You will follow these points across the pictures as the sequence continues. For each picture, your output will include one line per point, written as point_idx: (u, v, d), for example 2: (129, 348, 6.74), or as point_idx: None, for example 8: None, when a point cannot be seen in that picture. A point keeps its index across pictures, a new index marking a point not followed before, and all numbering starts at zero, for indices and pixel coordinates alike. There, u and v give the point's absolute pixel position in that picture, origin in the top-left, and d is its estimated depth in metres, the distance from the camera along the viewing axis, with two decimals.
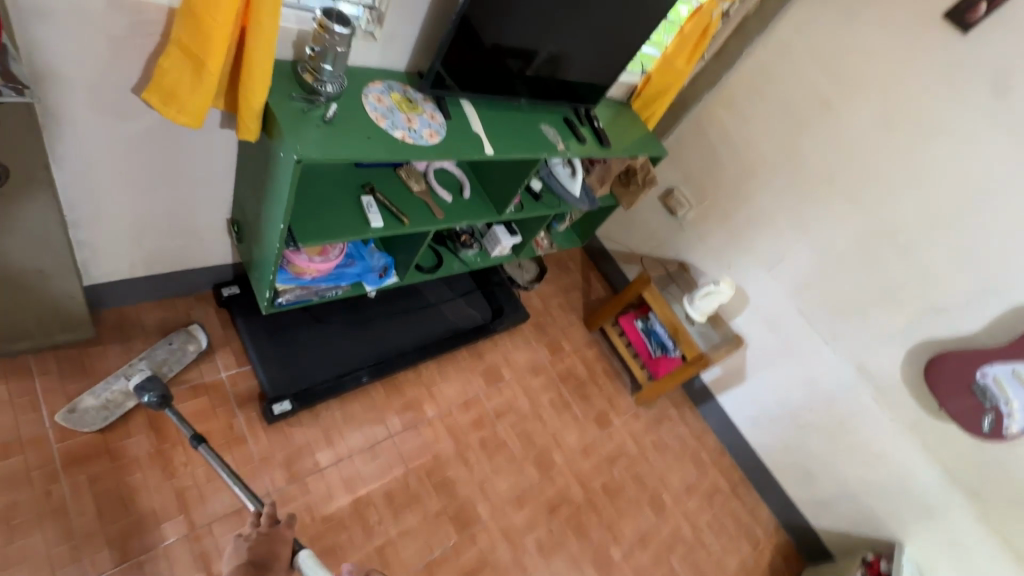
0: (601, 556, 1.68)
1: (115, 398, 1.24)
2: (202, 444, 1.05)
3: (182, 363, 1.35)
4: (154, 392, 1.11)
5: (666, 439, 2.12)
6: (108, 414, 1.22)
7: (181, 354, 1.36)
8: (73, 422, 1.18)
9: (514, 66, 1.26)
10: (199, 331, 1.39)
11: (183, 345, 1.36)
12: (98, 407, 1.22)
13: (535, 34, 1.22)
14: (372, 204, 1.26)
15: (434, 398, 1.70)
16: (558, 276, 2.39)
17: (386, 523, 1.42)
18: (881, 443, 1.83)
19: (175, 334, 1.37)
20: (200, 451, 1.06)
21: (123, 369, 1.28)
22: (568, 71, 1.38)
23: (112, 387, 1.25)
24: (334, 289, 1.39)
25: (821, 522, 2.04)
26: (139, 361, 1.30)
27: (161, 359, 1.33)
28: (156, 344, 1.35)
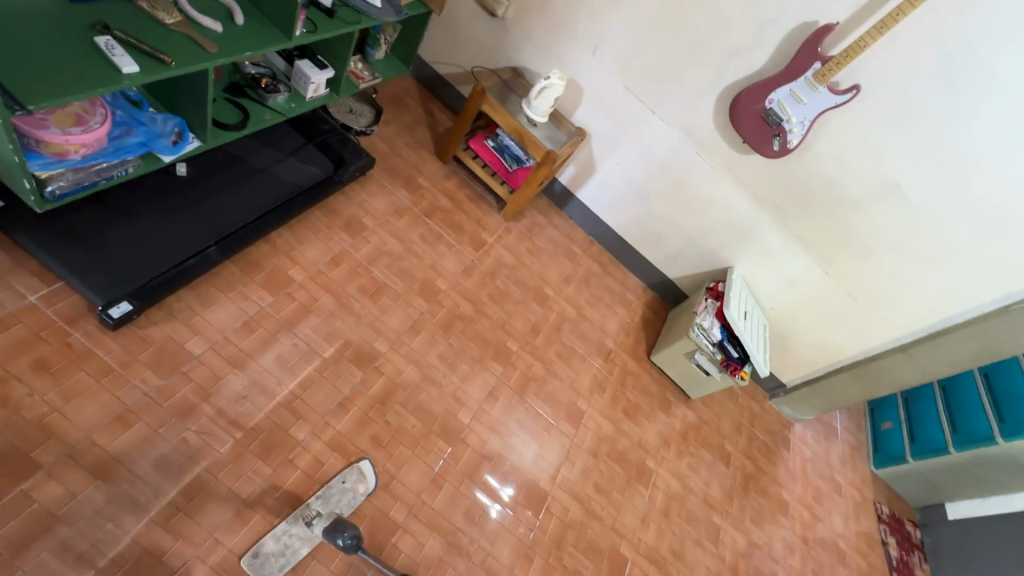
0: (502, 351, 1.89)
1: (292, 543, 1.26)
2: None
3: (350, 505, 1.37)
4: (349, 535, 1.22)
5: (539, 243, 2.29)
6: (284, 563, 1.23)
7: (351, 496, 1.39)
8: (254, 568, 1.20)
9: None
10: (368, 471, 1.43)
11: (354, 485, 1.40)
12: (277, 553, 1.23)
13: None
14: (113, 44, 1.04)
15: (298, 262, 1.64)
16: (397, 114, 2.25)
17: (286, 382, 1.44)
18: (707, 190, 2.11)
19: (348, 471, 1.40)
20: None
21: (300, 512, 1.30)
22: None
23: (292, 533, 1.27)
24: (121, 167, 1.19)
25: (675, 272, 2.41)
26: (316, 501, 1.32)
27: (334, 500, 1.35)
28: (331, 479, 1.38)
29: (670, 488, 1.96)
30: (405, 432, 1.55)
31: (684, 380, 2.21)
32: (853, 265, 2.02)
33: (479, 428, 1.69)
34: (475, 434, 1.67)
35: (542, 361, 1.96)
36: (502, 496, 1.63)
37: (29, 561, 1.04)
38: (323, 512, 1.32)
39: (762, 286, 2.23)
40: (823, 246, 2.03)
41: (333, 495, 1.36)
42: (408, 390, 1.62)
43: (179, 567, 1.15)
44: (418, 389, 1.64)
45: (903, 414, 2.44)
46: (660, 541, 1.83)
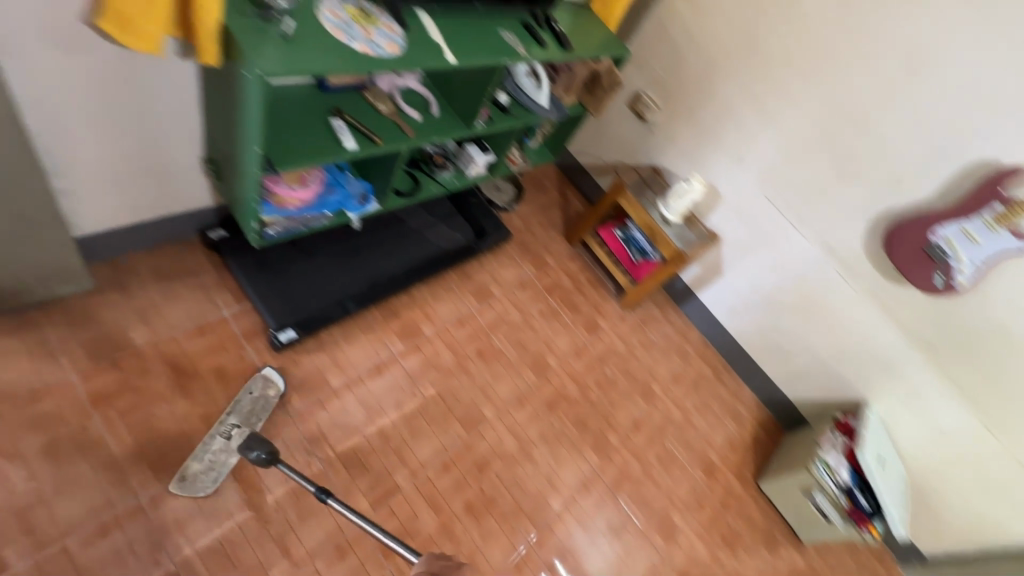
0: (600, 441, 1.85)
1: (218, 458, 1.25)
2: (330, 497, 1.10)
3: (268, 410, 1.37)
4: (262, 449, 1.14)
5: (651, 337, 2.26)
6: (217, 475, 1.23)
7: (263, 402, 1.38)
8: (188, 489, 1.20)
9: None
10: (274, 376, 1.41)
11: (265, 391, 1.39)
12: (204, 471, 1.23)
13: None
14: (343, 126, 1.28)
15: (429, 317, 1.79)
16: (535, 195, 2.43)
17: (399, 428, 1.54)
18: (848, 314, 1.97)
19: (253, 380, 1.39)
20: (331, 504, 1.10)
21: (216, 429, 1.29)
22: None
23: (211, 449, 1.26)
24: (319, 218, 1.42)
25: (797, 394, 2.23)
26: (228, 416, 1.32)
27: (247, 410, 1.35)
28: (238, 394, 1.37)
29: None
30: (495, 504, 1.56)
31: (798, 520, 1.96)
32: None
33: (568, 519, 1.64)
34: (562, 523, 1.62)
35: (639, 460, 1.89)
36: None
37: (172, 543, 1.15)
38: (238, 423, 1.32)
39: (903, 431, 1.98)
40: (987, 401, 1.78)
41: (243, 406, 1.35)
42: (506, 461, 1.64)
43: None
44: (515, 462, 1.65)
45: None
46: None
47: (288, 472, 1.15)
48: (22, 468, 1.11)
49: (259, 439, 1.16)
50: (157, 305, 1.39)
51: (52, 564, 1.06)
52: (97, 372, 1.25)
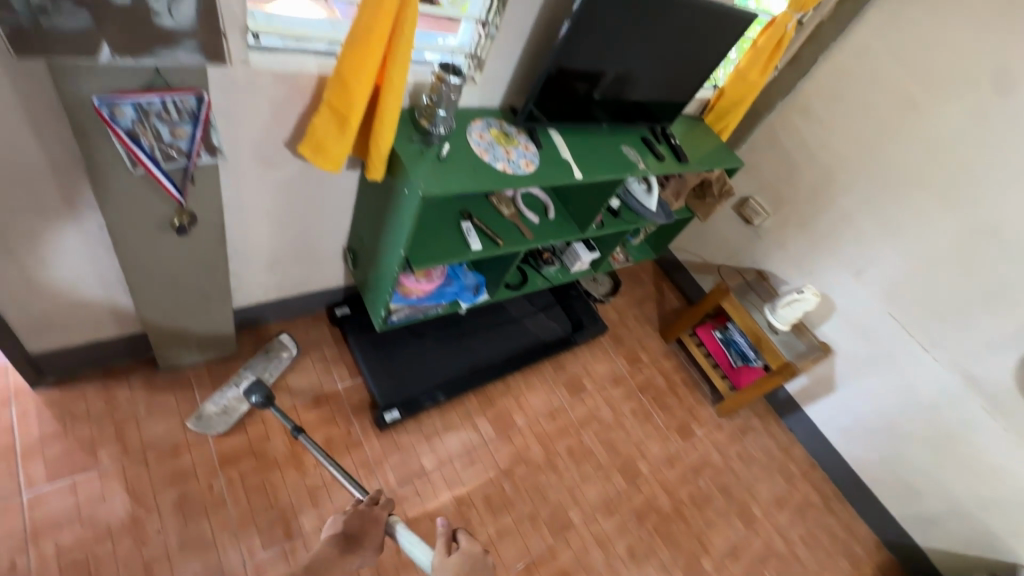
0: (693, 566, 1.69)
1: (231, 403, 1.37)
2: (307, 436, 1.22)
3: (280, 369, 1.49)
4: (258, 392, 1.25)
5: (751, 450, 2.09)
6: (229, 418, 1.36)
7: (278, 361, 1.49)
8: (203, 427, 1.33)
9: (582, 89, 1.30)
10: (289, 340, 1.52)
11: (279, 352, 1.51)
12: (219, 413, 1.36)
13: (600, 57, 1.24)
14: (471, 229, 1.39)
15: (522, 407, 1.79)
16: (631, 288, 2.44)
17: (486, 523, 1.51)
18: (996, 457, 1.72)
19: (270, 343, 1.50)
20: (308, 442, 1.20)
21: (233, 379, 1.42)
22: (632, 91, 1.41)
23: (227, 395, 1.38)
24: (435, 307, 1.51)
25: (928, 541, 1.93)
26: (246, 370, 1.44)
27: (262, 366, 1.47)
28: (256, 353, 1.50)
29: None
30: None
31: None
32: None
33: None
34: None
35: None
36: None
37: None
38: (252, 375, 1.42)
39: None
40: None
41: (259, 362, 1.48)
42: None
43: None
44: None
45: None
46: None
47: (279, 415, 1.25)
48: (156, 519, 1.20)
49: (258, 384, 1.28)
50: (284, 374, 1.52)
51: None
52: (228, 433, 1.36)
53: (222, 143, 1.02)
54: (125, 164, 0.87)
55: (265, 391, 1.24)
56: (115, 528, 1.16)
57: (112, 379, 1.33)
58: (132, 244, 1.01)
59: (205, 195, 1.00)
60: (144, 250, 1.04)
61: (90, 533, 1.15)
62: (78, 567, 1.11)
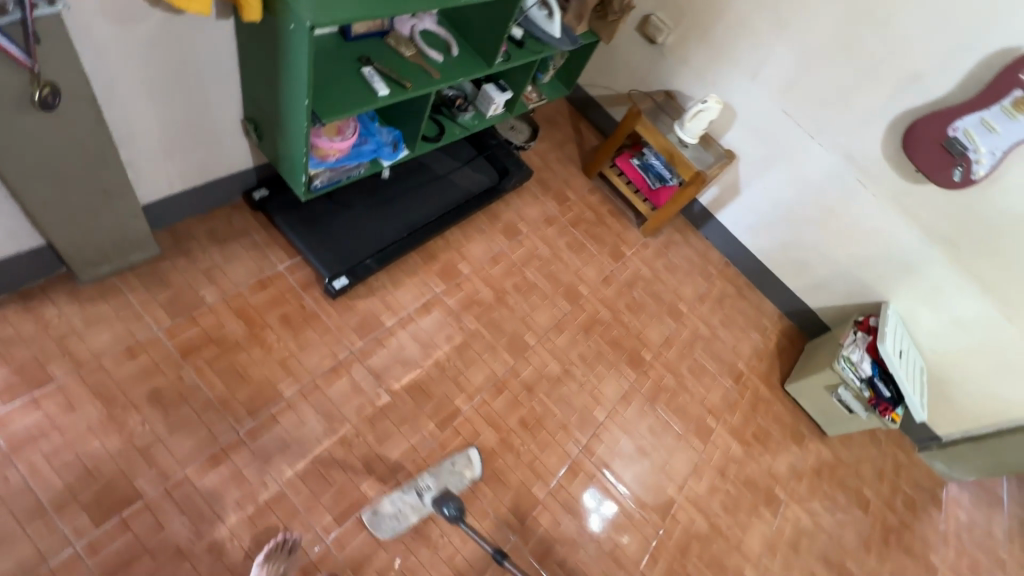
0: (636, 358, 1.97)
1: (405, 509, 1.36)
2: (506, 559, 1.24)
3: (457, 487, 1.45)
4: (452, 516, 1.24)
5: (675, 260, 2.35)
6: (397, 525, 1.33)
7: (458, 479, 1.46)
8: (373, 524, 1.32)
9: None
10: (476, 460, 1.48)
11: (462, 469, 1.47)
12: (391, 515, 1.34)
13: None
14: (373, 73, 1.32)
15: (465, 258, 1.88)
16: (550, 132, 2.46)
17: (454, 359, 1.66)
18: (866, 220, 2.03)
19: (458, 455, 1.49)
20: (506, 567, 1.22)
21: (414, 483, 1.40)
22: None
23: (405, 500, 1.37)
24: (357, 168, 1.48)
25: (817, 302, 2.33)
26: (428, 476, 1.42)
27: (444, 479, 1.44)
28: (442, 460, 1.47)
29: (801, 522, 1.90)
30: (549, 419, 1.70)
31: (821, 414, 2.12)
32: None
33: (613, 428, 1.79)
34: (608, 432, 1.77)
35: (673, 373, 2.02)
36: (618, 491, 1.69)
37: (273, 468, 1.30)
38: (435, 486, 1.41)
39: (922, 327, 2.10)
40: (1003, 290, 1.88)
41: (442, 473, 1.45)
42: (552, 381, 1.77)
43: (372, 498, 1.36)
44: (561, 382, 1.78)
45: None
46: (787, 572, 1.78)
47: (469, 535, 1.25)
48: (136, 414, 1.24)
49: (453, 500, 1.31)
50: (219, 265, 1.49)
51: (178, 490, 1.20)
52: (181, 328, 1.37)
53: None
54: None
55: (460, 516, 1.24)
56: (95, 428, 1.19)
57: (32, 299, 1.26)
58: None
59: (57, 59, 0.89)
60: (11, 138, 0.93)
61: (71, 437, 1.17)
62: (72, 467, 1.14)
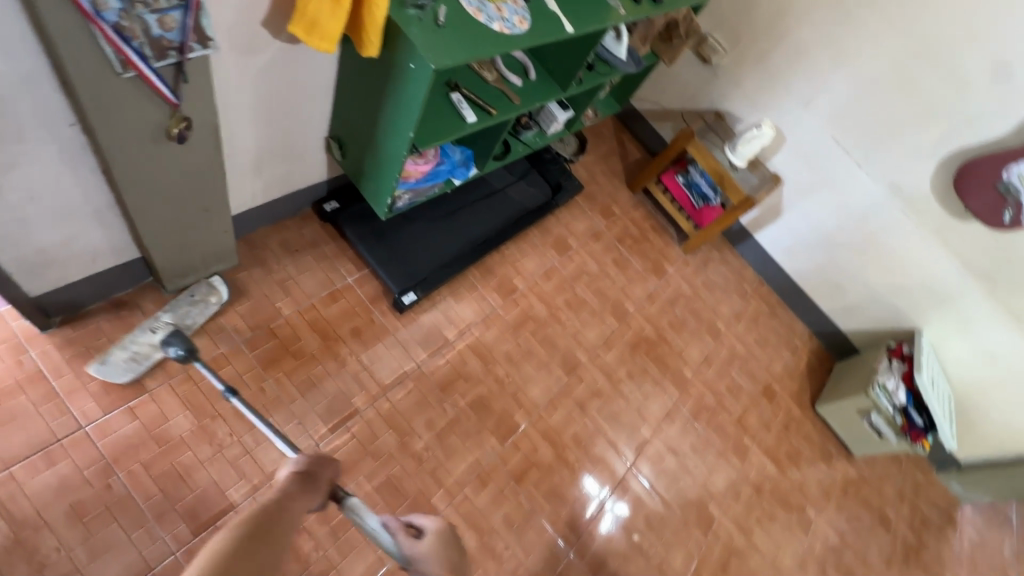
0: (678, 377, 2.02)
1: (142, 351, 1.24)
2: (235, 396, 1.13)
3: (206, 314, 1.34)
4: (181, 345, 1.15)
5: (713, 278, 2.40)
6: (135, 367, 1.22)
7: (201, 307, 1.35)
8: (106, 374, 1.20)
9: None
10: (219, 284, 1.38)
11: (205, 297, 1.35)
12: (126, 360, 1.22)
13: None
14: (462, 100, 1.35)
15: (520, 272, 1.92)
16: (595, 145, 2.49)
17: (511, 374, 1.71)
18: (907, 251, 2.08)
19: (196, 285, 1.36)
20: (235, 403, 1.13)
21: (147, 322, 1.27)
22: None
23: (139, 341, 1.24)
24: (432, 188, 1.51)
25: (850, 326, 2.38)
26: (163, 314, 1.29)
27: (184, 311, 1.32)
28: (178, 295, 1.34)
29: (829, 541, 1.97)
30: (599, 433, 1.75)
31: (850, 436, 2.18)
32: None
33: (658, 444, 1.84)
34: (654, 448, 1.82)
35: (712, 391, 2.07)
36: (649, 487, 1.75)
37: (352, 479, 1.37)
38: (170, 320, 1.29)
39: (952, 356, 2.17)
40: None
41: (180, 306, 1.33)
42: (603, 398, 1.82)
43: (441, 511, 1.42)
44: (610, 399, 1.83)
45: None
46: None
47: (203, 369, 1.16)
48: (224, 424, 1.28)
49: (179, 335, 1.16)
50: (293, 277, 1.53)
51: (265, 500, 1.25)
52: (259, 339, 1.42)
53: (213, 29, 0.93)
54: (114, 69, 0.79)
55: (189, 344, 1.14)
56: (188, 439, 1.23)
57: (122, 309, 1.29)
58: (126, 160, 0.93)
59: (195, 96, 0.91)
60: (141, 166, 0.96)
61: (166, 447, 1.21)
62: (168, 476, 1.19)
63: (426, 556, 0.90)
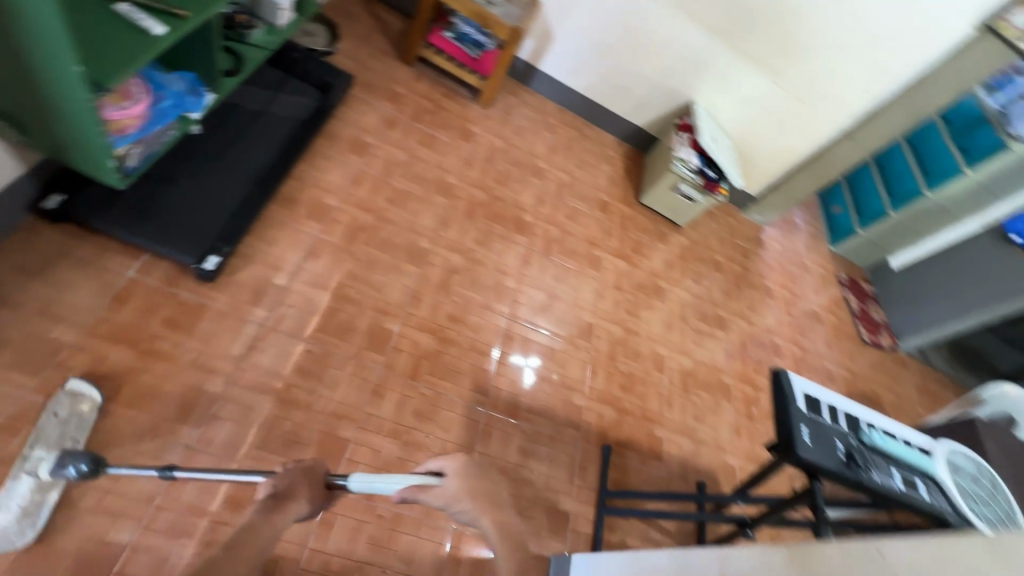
0: (520, 224, 2.12)
1: (31, 501, 1.05)
2: (175, 470, 1.03)
3: (86, 428, 1.16)
4: (83, 461, 1.04)
5: (519, 123, 2.44)
6: (31, 521, 1.04)
7: (76, 421, 1.15)
8: None
9: None
10: (84, 387, 1.18)
11: (76, 408, 1.16)
12: (17, 520, 1.02)
13: None
14: (134, 10, 1.09)
15: (326, 189, 1.78)
16: (349, 27, 2.24)
17: (363, 289, 1.66)
18: (661, 32, 2.26)
19: (56, 401, 1.14)
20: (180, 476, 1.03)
21: (17, 468, 1.05)
22: None
23: (18, 493, 1.04)
24: (166, 132, 1.28)
25: (644, 120, 2.62)
26: (33, 449, 1.07)
27: (59, 436, 1.11)
28: (37, 421, 1.11)
29: (683, 299, 2.36)
30: (470, 304, 1.82)
31: (672, 211, 2.52)
32: (798, 70, 2.27)
33: (525, 288, 1.97)
34: (523, 293, 1.95)
35: (554, 224, 2.22)
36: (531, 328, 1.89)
37: (245, 458, 1.29)
38: (48, 451, 1.08)
39: (722, 111, 2.49)
40: (770, 60, 2.26)
41: (48, 431, 1.11)
42: (461, 272, 1.86)
43: (352, 439, 1.43)
44: (468, 270, 1.88)
45: (878, 175, 3.07)
46: (685, 337, 2.22)
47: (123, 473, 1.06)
48: (63, 481, 1.11)
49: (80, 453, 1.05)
50: (54, 299, 1.27)
51: (159, 521, 1.16)
52: (52, 381, 1.19)
53: None
54: None
55: (92, 456, 1.04)
56: None
57: None
58: None
59: None
60: None
61: None
62: (23, 559, 1.04)
63: (456, 496, 0.91)
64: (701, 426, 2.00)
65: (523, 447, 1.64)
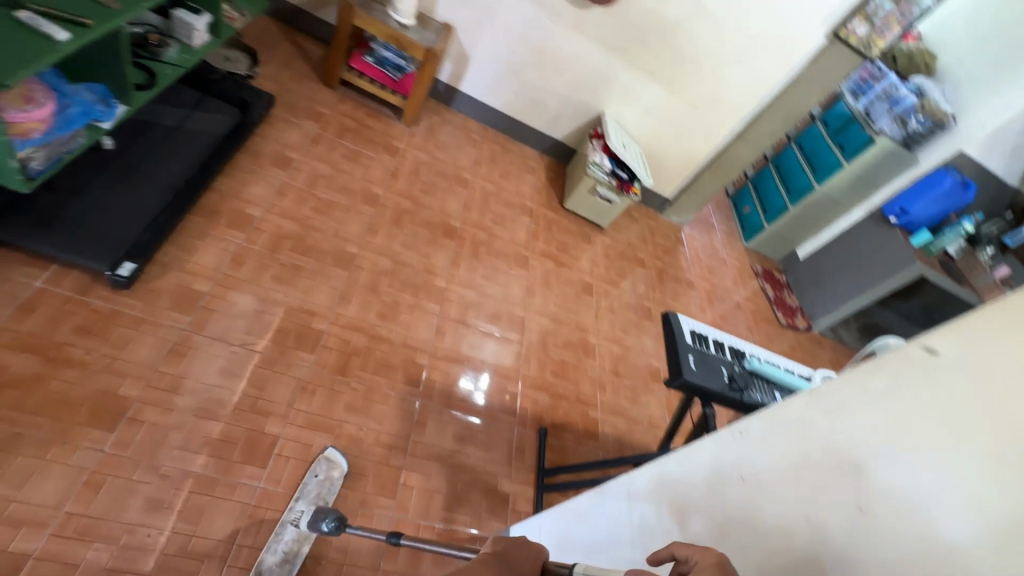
0: (448, 229, 2.21)
1: (291, 548, 1.27)
2: (400, 536, 1.08)
3: (335, 492, 1.39)
4: (331, 518, 1.19)
5: (443, 138, 2.57)
6: (291, 566, 1.25)
7: (329, 484, 1.39)
8: None
9: None
10: (337, 456, 1.44)
11: (329, 474, 1.40)
12: (280, 561, 1.25)
13: None
14: (36, 18, 1.13)
15: (249, 201, 1.81)
16: (270, 54, 2.32)
17: (290, 293, 1.68)
18: (565, 50, 2.48)
19: (317, 464, 1.40)
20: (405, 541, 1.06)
21: (287, 516, 1.30)
22: None
23: (284, 539, 1.27)
24: (74, 139, 1.30)
25: (561, 132, 2.82)
26: (297, 502, 1.33)
27: (317, 494, 1.36)
28: (303, 479, 1.37)
29: (610, 292, 2.50)
30: (400, 302, 1.87)
31: (593, 214, 2.70)
32: (689, 81, 2.53)
33: (456, 287, 2.04)
34: (454, 292, 2.02)
35: (482, 228, 2.33)
36: (465, 324, 1.96)
37: (165, 459, 1.26)
38: (308, 505, 1.33)
39: (630, 121, 2.73)
40: (663, 73, 2.52)
41: (310, 490, 1.36)
42: (390, 274, 1.92)
43: (281, 434, 1.42)
44: (397, 272, 1.94)
45: (777, 176, 3.40)
46: (614, 326, 2.35)
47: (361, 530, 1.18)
48: None
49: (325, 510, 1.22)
50: None
51: (70, 528, 1.11)
52: None
53: None
54: None
55: (337, 514, 1.20)
56: None
57: None
58: None
59: None
60: None
61: None
62: None
63: None
64: (634, 407, 2.10)
65: (460, 435, 1.67)
